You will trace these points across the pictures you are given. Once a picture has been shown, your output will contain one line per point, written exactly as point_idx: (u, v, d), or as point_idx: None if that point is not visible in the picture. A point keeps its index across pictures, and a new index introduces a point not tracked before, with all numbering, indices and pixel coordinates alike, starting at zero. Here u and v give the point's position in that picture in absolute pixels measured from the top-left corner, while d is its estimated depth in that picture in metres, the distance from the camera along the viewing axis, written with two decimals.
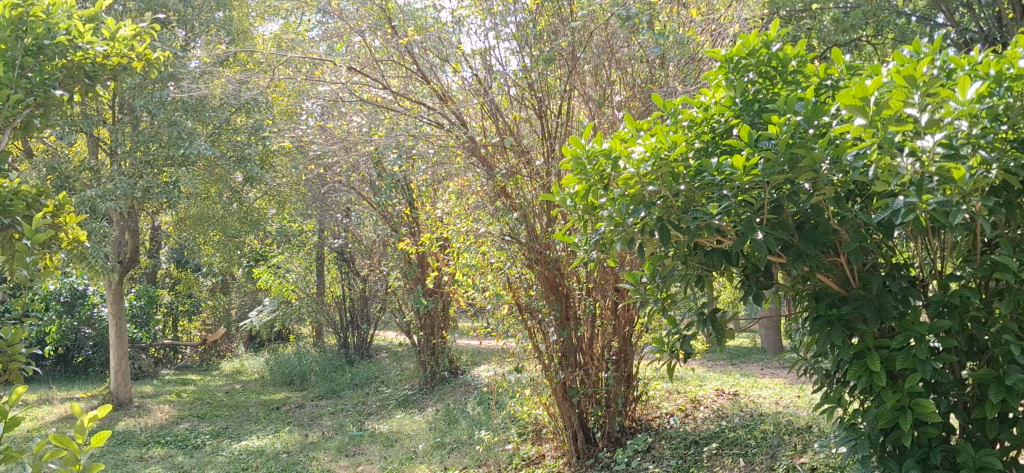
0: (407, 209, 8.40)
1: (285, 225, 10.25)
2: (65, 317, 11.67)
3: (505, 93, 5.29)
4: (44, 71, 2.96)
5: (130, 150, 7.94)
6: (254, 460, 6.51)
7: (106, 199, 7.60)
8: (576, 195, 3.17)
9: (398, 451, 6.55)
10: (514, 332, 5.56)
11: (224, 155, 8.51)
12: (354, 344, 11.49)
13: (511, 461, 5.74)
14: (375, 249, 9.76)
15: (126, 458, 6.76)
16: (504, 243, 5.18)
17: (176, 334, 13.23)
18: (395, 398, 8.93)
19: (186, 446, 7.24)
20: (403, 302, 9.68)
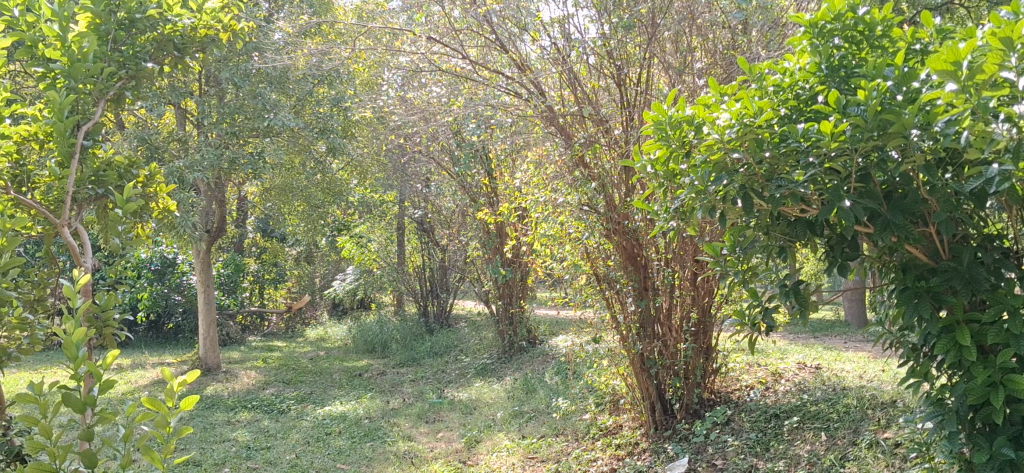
0: (486, 179, 8.39)
1: (366, 196, 10.38)
2: (156, 285, 12.04)
3: (585, 62, 5.27)
4: (136, 45, 3.07)
5: (217, 121, 8.11)
6: (338, 425, 6.64)
7: (195, 170, 7.78)
8: (657, 161, 3.15)
9: (478, 418, 6.62)
10: (592, 301, 5.56)
11: (308, 126, 8.59)
12: (434, 312, 11.43)
13: (590, 430, 5.76)
14: (456, 219, 9.89)
15: (215, 421, 6.97)
16: (581, 214, 5.19)
17: (262, 301, 13.55)
18: (474, 367, 9.02)
19: (272, 411, 7.43)
20: (482, 272, 9.71)
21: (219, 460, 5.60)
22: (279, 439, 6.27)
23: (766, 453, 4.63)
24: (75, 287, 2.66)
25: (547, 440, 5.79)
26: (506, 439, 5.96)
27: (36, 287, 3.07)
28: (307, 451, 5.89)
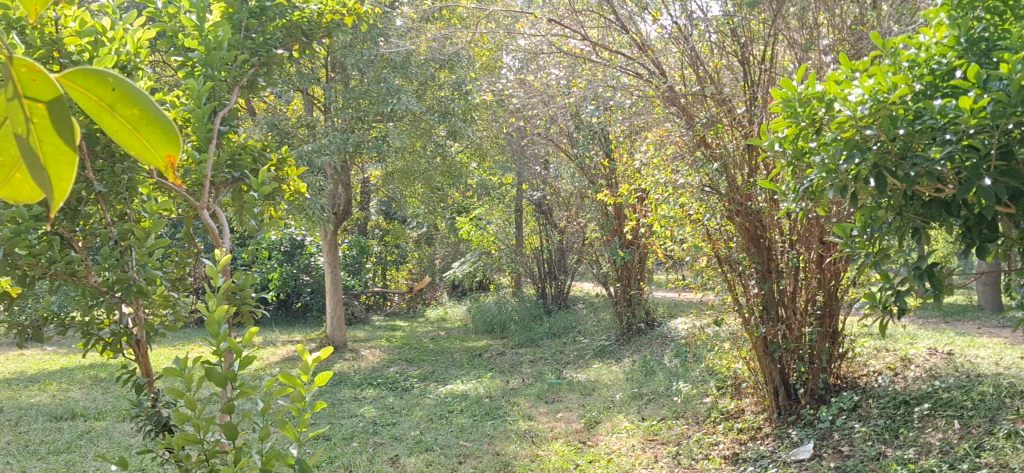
0: (605, 160, 8.34)
1: (485, 178, 10.47)
2: (285, 265, 12.47)
3: (708, 41, 5.20)
4: (266, 31, 3.17)
5: (343, 107, 8.32)
6: (459, 403, 6.76)
7: (322, 154, 8.02)
8: (786, 139, 3.14)
9: (597, 400, 6.63)
10: (713, 283, 5.49)
11: (430, 110, 8.72)
12: (553, 293, 11.49)
13: (710, 414, 5.70)
14: (574, 201, 9.79)
15: (343, 397, 7.19)
16: (703, 195, 5.12)
17: (385, 281, 13.86)
18: (593, 348, 9.02)
19: (396, 388, 7.61)
20: (600, 254, 9.62)
21: (347, 435, 5.78)
22: (403, 416, 6.43)
23: (895, 440, 4.49)
24: (215, 267, 2.78)
25: (667, 423, 5.76)
26: (626, 420, 5.95)
27: (178, 267, 3.23)
28: (431, 428, 6.02)
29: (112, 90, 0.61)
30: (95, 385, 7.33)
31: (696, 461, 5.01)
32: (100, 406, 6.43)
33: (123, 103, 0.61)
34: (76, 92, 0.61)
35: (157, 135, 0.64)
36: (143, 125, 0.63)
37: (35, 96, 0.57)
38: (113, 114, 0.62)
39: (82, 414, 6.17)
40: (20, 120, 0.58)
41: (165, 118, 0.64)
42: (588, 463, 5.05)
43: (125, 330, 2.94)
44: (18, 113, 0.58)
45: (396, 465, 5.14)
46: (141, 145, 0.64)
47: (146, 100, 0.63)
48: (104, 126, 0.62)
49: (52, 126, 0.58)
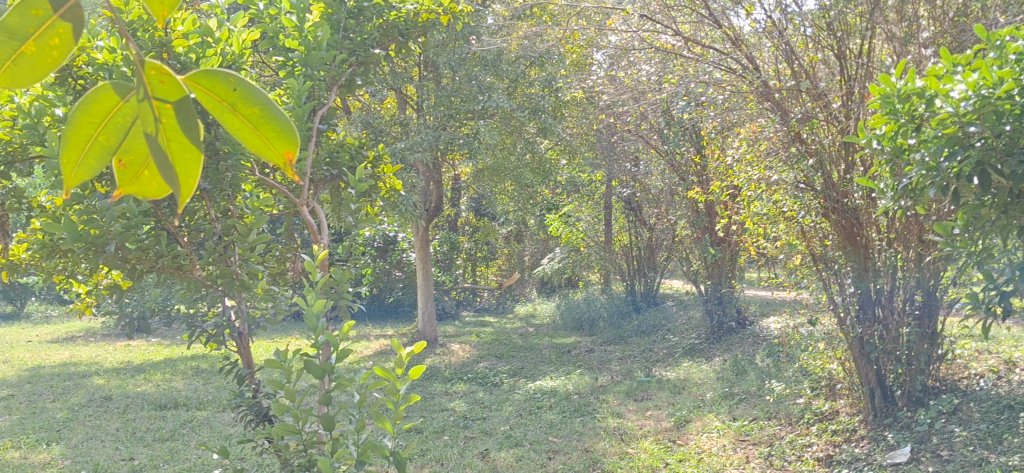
0: (696, 156, 8.25)
1: (574, 175, 10.44)
2: (378, 261, 12.69)
3: (802, 34, 5.07)
4: (364, 31, 3.25)
5: (435, 105, 8.41)
6: (548, 399, 6.78)
7: (414, 151, 8.14)
8: (884, 136, 3.06)
9: (687, 398, 6.58)
10: (808, 282, 5.49)
11: (520, 107, 8.76)
12: (642, 291, 11.41)
13: (803, 415, 5.61)
14: (663, 198, 9.64)
15: (434, 391, 7.29)
16: (797, 192, 5.11)
17: (474, 278, 13.98)
18: (682, 346, 8.94)
19: (486, 383, 7.67)
20: (690, 251, 9.52)
21: (438, 428, 5.86)
22: (493, 410, 6.48)
23: (999, 446, 4.35)
24: (314, 261, 2.84)
25: (759, 423, 5.68)
26: (716, 420, 5.88)
27: (279, 262, 3.34)
28: (520, 423, 6.06)
29: (233, 93, 0.71)
30: (196, 376, 7.59)
31: (789, 462, 4.93)
32: (201, 396, 6.65)
33: (241, 104, 0.72)
34: (202, 96, 0.72)
35: (274, 135, 0.74)
36: (260, 125, 0.74)
37: (165, 97, 0.69)
38: (234, 116, 0.73)
39: (185, 404, 6.39)
40: (150, 120, 0.70)
41: (282, 121, 0.75)
42: (678, 462, 5.01)
43: (228, 323, 3.05)
44: (148, 113, 0.70)
45: (486, 459, 5.20)
46: (260, 143, 0.74)
47: (262, 102, 0.73)
48: (226, 126, 0.73)
49: (180, 126, 0.70)
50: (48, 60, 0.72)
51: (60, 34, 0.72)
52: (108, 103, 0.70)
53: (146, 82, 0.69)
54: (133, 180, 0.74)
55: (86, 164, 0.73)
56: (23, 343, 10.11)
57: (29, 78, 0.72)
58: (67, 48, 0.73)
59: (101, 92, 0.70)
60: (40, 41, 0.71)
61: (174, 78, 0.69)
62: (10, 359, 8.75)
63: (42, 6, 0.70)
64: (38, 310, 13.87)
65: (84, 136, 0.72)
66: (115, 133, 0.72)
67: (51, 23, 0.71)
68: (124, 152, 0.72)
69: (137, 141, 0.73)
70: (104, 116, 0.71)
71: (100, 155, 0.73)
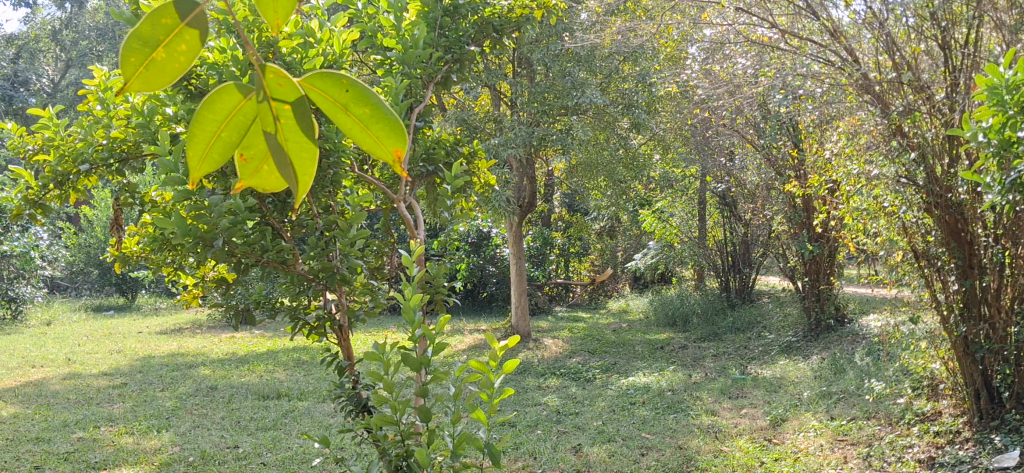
0: (794, 150, 8.08)
1: (668, 171, 10.35)
2: (472, 256, 12.81)
3: (904, 26, 4.92)
4: (460, 29, 3.29)
5: (529, 100, 8.44)
6: (641, 396, 6.76)
7: (508, 147, 8.20)
8: (992, 128, 2.97)
9: (783, 397, 6.47)
10: (909, 279, 5.29)
11: (614, 103, 8.72)
12: (737, 287, 11.25)
13: (904, 415, 5.48)
14: (759, 193, 9.42)
15: (527, 385, 7.34)
16: (898, 186, 4.95)
17: (567, 273, 14.00)
18: (778, 344, 8.79)
19: (579, 378, 7.68)
20: (787, 247, 9.35)
21: (532, 422, 5.90)
22: (586, 406, 6.49)
23: None
24: (411, 256, 2.90)
25: (857, 423, 5.56)
26: (814, 419, 5.77)
27: (376, 256, 3.42)
28: (613, 419, 6.05)
29: (346, 93, 0.69)
30: (297, 368, 7.78)
31: (889, 464, 4.82)
32: (302, 387, 6.83)
33: (355, 104, 0.69)
34: (316, 94, 0.69)
35: (385, 130, 0.71)
36: (373, 122, 0.71)
37: (282, 98, 0.67)
38: (347, 114, 0.70)
39: (286, 394, 6.57)
40: (269, 121, 0.67)
41: (391, 117, 0.72)
42: (774, 462, 4.94)
43: (329, 315, 3.14)
44: (268, 113, 0.67)
45: (579, 454, 5.21)
46: (373, 140, 0.71)
47: (375, 100, 0.70)
48: (337, 122, 0.70)
49: (298, 125, 0.67)
50: (174, 67, 0.68)
51: (186, 40, 0.68)
52: (229, 100, 0.67)
53: (264, 81, 0.67)
54: (253, 177, 0.69)
55: (204, 161, 0.70)
56: (135, 334, 10.55)
57: (159, 84, 0.67)
58: (193, 51, 0.68)
59: (222, 93, 0.67)
60: (167, 47, 0.67)
61: (291, 81, 0.67)
62: (123, 349, 9.14)
63: (167, 9, 0.66)
64: (148, 302, 14.43)
65: (205, 134, 0.68)
66: (234, 130, 0.68)
67: (177, 30, 0.67)
68: (244, 150, 0.68)
69: (256, 140, 0.68)
70: (224, 116, 0.68)
71: (220, 155, 0.69)
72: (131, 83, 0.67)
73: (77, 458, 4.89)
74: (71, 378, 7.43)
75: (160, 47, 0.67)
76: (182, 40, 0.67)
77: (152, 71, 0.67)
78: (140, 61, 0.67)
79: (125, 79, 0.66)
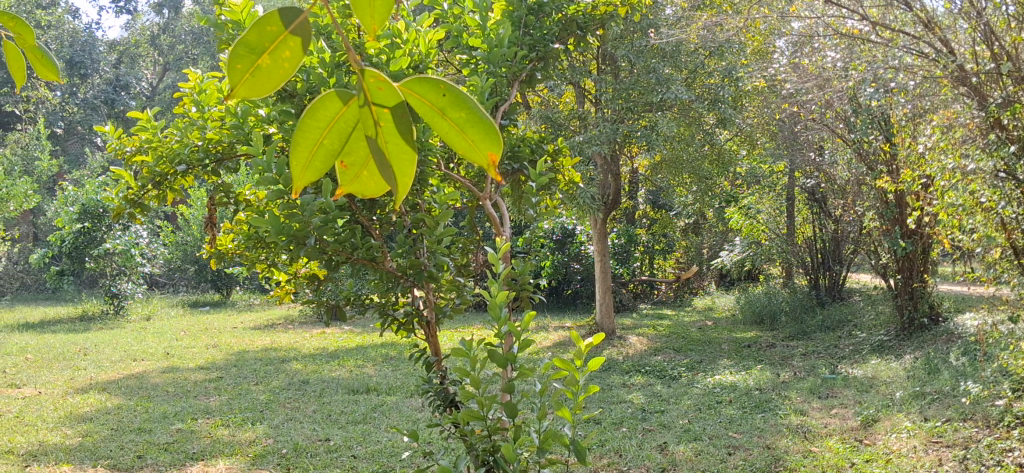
0: (885, 145, 7.86)
1: (755, 167, 10.19)
2: (557, 253, 12.84)
3: (1004, 15, 4.78)
4: (544, 27, 3.32)
5: (614, 97, 8.41)
6: (728, 394, 6.69)
7: (592, 144, 8.21)
8: None
9: (875, 397, 6.32)
10: (1008, 276, 5.12)
11: (700, 99, 8.59)
12: (827, 285, 11.00)
13: (1002, 417, 5.31)
14: (850, 189, 9.23)
15: (613, 383, 7.33)
16: (997, 182, 4.82)
17: (652, 270, 13.91)
18: (870, 343, 8.57)
19: (664, 376, 7.63)
20: (878, 243, 9.12)
21: (617, 420, 5.90)
22: (672, 404, 6.44)
23: None
24: (496, 254, 2.92)
25: (953, 425, 5.40)
26: (907, 420, 5.62)
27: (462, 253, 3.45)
28: (700, 418, 6.00)
29: (443, 97, 0.67)
30: (385, 363, 7.90)
31: (987, 467, 4.66)
32: (391, 382, 6.92)
33: (452, 108, 0.67)
34: (414, 99, 0.67)
35: (480, 134, 0.69)
36: (468, 127, 0.69)
37: (381, 102, 0.66)
38: (444, 118, 0.68)
39: (376, 389, 6.68)
40: (371, 124, 0.67)
41: (487, 119, 0.69)
42: (864, 463, 4.83)
43: (417, 310, 3.20)
44: (368, 119, 0.67)
45: (665, 453, 5.19)
46: (469, 145, 0.70)
47: (471, 103, 0.68)
48: (434, 127, 0.68)
49: (395, 130, 0.67)
50: (279, 73, 0.70)
51: (290, 48, 0.69)
52: (331, 105, 0.67)
53: (364, 86, 0.67)
54: (353, 181, 0.71)
55: (308, 167, 0.70)
56: (230, 329, 10.85)
57: (264, 90, 0.70)
58: (297, 58, 0.69)
59: (325, 98, 0.67)
60: (272, 55, 0.69)
61: (390, 85, 0.66)
62: (219, 344, 9.41)
63: (272, 18, 0.67)
64: (243, 298, 14.82)
65: (310, 138, 0.69)
66: (336, 136, 0.69)
67: (282, 37, 0.68)
68: (345, 155, 0.69)
69: (358, 146, 0.69)
70: (328, 120, 0.68)
71: (323, 160, 0.70)
72: (240, 90, 0.70)
73: (176, 448, 5.06)
74: (170, 371, 7.68)
75: (264, 55, 0.69)
76: (286, 47, 0.68)
77: (257, 77, 0.69)
78: (247, 69, 0.69)
79: (234, 86, 0.70)
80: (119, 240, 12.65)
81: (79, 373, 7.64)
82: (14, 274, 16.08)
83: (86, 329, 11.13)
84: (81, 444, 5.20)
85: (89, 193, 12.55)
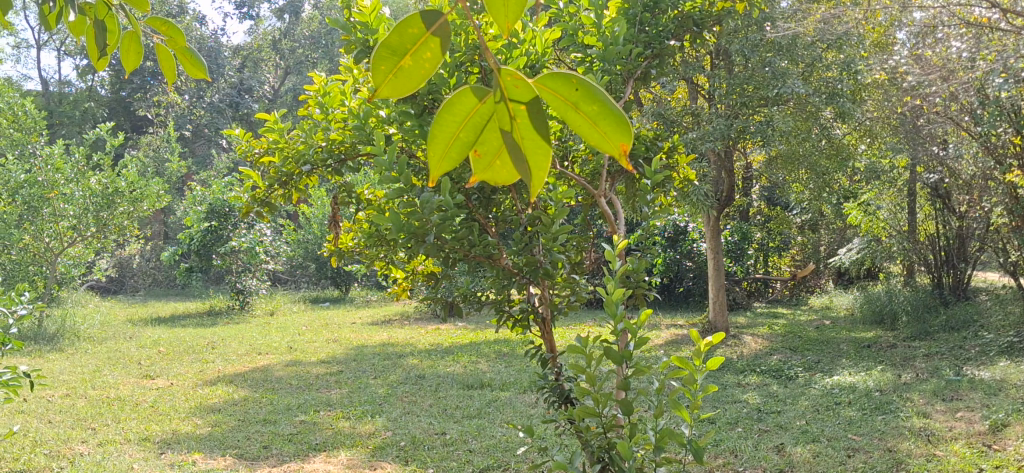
0: (1015, 137, 7.52)
1: (874, 161, 9.89)
2: (669, 251, 12.74)
3: None
4: (660, 24, 3.31)
5: (728, 92, 8.30)
6: (847, 395, 6.52)
7: (706, 141, 8.16)
8: None
9: (1005, 401, 6.05)
10: None
11: (817, 92, 8.28)
12: (950, 284, 10.45)
13: None
14: (976, 184, 8.89)
15: (727, 382, 7.22)
16: None
17: (767, 268, 13.66)
18: (997, 344, 8.21)
19: (780, 376, 7.48)
20: (1007, 240, 8.74)
21: (732, 420, 5.82)
22: (788, 404, 6.32)
23: None
24: (613, 252, 2.93)
25: None
26: None
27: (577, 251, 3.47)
28: (818, 419, 5.87)
29: (576, 91, 0.66)
30: (499, 359, 7.98)
31: None
32: (505, 378, 6.98)
33: (584, 101, 0.66)
34: (549, 94, 0.66)
35: (613, 126, 0.68)
36: (600, 119, 0.68)
37: (517, 98, 0.65)
38: (577, 112, 0.67)
39: (490, 384, 6.76)
40: (506, 120, 0.66)
41: (620, 113, 0.67)
42: (995, 469, 4.63)
43: (532, 308, 3.24)
44: (503, 113, 0.66)
45: (782, 454, 5.10)
46: (602, 135, 0.68)
47: (604, 97, 0.67)
48: (567, 124, 0.67)
49: (532, 124, 0.65)
50: (420, 73, 0.69)
51: (432, 49, 0.68)
52: (467, 101, 0.67)
53: (501, 84, 0.66)
54: (485, 169, 0.69)
55: (443, 158, 0.69)
56: (349, 325, 11.13)
57: (405, 91, 0.69)
58: (438, 58, 0.68)
59: (461, 93, 0.67)
60: (414, 57, 0.68)
61: (525, 81, 0.65)
62: (339, 338, 9.68)
63: (415, 21, 0.67)
64: (360, 294, 15.17)
65: (446, 132, 0.68)
66: (471, 128, 0.68)
67: (424, 40, 0.68)
68: (479, 145, 0.68)
69: (492, 139, 0.68)
70: (463, 115, 0.67)
71: (457, 150, 0.69)
72: (382, 90, 0.69)
73: (300, 439, 5.23)
74: (293, 364, 7.93)
75: (407, 56, 0.68)
76: (427, 51, 0.68)
77: (400, 78, 0.68)
78: (391, 71, 0.68)
79: (375, 87, 0.69)
80: (244, 238, 13.14)
81: (208, 366, 7.96)
82: (146, 270, 16.86)
83: (213, 323, 11.59)
84: (211, 433, 5.42)
85: (216, 193, 13.08)
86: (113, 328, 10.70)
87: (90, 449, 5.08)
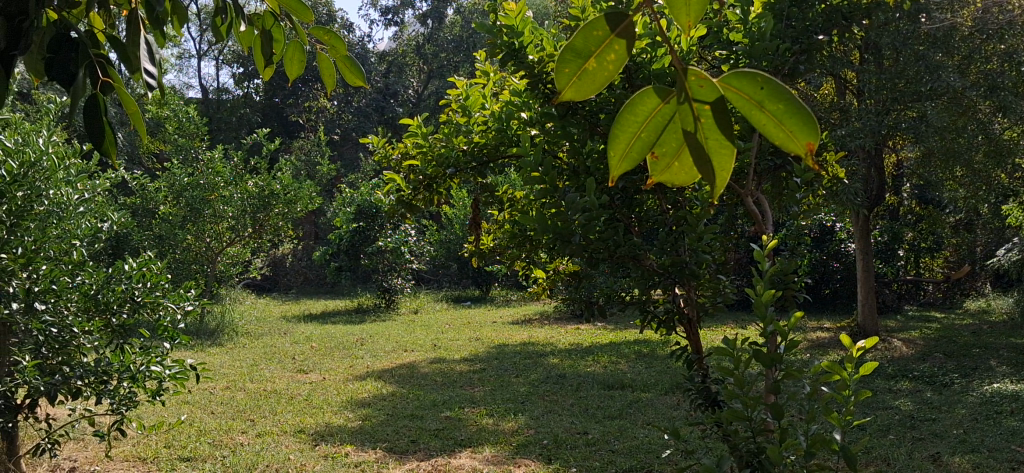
0: None
1: None
2: (815, 251, 12.40)
3: None
4: (807, 18, 3.23)
5: (878, 87, 8.00)
6: (1009, 404, 6.19)
7: (856, 137, 7.93)
8: None
9: None
10: None
11: (974, 85, 7.90)
12: None
13: None
14: None
15: (878, 388, 6.97)
16: None
17: (919, 270, 13.11)
18: None
19: (934, 383, 7.16)
20: None
21: (885, 427, 5.62)
22: (944, 412, 6.05)
23: None
24: (762, 252, 2.87)
25: None
26: None
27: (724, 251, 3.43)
28: (977, 428, 5.59)
29: (761, 89, 0.70)
30: (640, 359, 7.94)
31: None
32: (647, 379, 6.92)
33: (769, 100, 0.70)
34: (733, 93, 0.72)
35: (799, 124, 0.71)
36: (788, 120, 0.71)
37: (701, 98, 0.72)
38: (763, 112, 0.72)
39: (631, 385, 6.73)
40: (690, 120, 0.72)
41: (805, 111, 0.71)
42: None
43: (678, 308, 3.24)
44: (687, 112, 0.72)
45: (939, 463, 4.89)
46: (785, 135, 0.71)
47: (790, 97, 0.71)
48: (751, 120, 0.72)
49: (715, 123, 0.71)
50: (603, 74, 0.75)
51: (614, 49, 0.74)
52: (649, 102, 0.73)
53: (686, 83, 0.72)
54: (666, 169, 0.76)
55: (624, 158, 0.76)
56: (491, 323, 11.29)
57: (589, 91, 0.75)
58: (620, 59, 0.74)
59: (645, 94, 0.73)
60: (598, 57, 0.74)
61: (711, 82, 0.71)
62: (482, 337, 9.83)
63: (600, 23, 0.73)
64: (502, 294, 15.35)
65: (627, 131, 0.75)
66: (653, 129, 0.74)
67: (607, 41, 0.73)
68: (659, 146, 0.75)
69: (672, 138, 0.74)
70: (646, 114, 0.74)
71: (638, 151, 0.75)
72: (568, 91, 0.76)
73: (445, 434, 5.33)
74: (439, 361, 8.11)
75: (591, 57, 0.74)
76: (610, 51, 0.74)
77: (584, 80, 0.75)
78: (574, 73, 0.75)
79: (561, 89, 0.76)
80: (390, 239, 13.51)
81: (358, 362, 8.22)
82: (297, 269, 17.56)
83: (360, 320, 11.93)
84: (362, 427, 5.59)
85: (364, 194, 13.47)
86: (267, 325, 11.17)
87: (249, 440, 5.32)
